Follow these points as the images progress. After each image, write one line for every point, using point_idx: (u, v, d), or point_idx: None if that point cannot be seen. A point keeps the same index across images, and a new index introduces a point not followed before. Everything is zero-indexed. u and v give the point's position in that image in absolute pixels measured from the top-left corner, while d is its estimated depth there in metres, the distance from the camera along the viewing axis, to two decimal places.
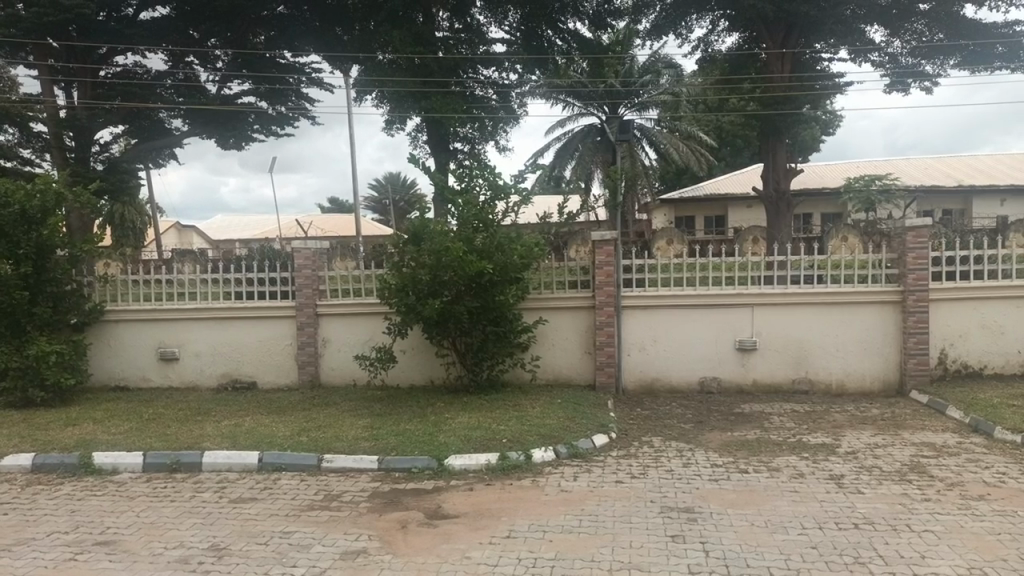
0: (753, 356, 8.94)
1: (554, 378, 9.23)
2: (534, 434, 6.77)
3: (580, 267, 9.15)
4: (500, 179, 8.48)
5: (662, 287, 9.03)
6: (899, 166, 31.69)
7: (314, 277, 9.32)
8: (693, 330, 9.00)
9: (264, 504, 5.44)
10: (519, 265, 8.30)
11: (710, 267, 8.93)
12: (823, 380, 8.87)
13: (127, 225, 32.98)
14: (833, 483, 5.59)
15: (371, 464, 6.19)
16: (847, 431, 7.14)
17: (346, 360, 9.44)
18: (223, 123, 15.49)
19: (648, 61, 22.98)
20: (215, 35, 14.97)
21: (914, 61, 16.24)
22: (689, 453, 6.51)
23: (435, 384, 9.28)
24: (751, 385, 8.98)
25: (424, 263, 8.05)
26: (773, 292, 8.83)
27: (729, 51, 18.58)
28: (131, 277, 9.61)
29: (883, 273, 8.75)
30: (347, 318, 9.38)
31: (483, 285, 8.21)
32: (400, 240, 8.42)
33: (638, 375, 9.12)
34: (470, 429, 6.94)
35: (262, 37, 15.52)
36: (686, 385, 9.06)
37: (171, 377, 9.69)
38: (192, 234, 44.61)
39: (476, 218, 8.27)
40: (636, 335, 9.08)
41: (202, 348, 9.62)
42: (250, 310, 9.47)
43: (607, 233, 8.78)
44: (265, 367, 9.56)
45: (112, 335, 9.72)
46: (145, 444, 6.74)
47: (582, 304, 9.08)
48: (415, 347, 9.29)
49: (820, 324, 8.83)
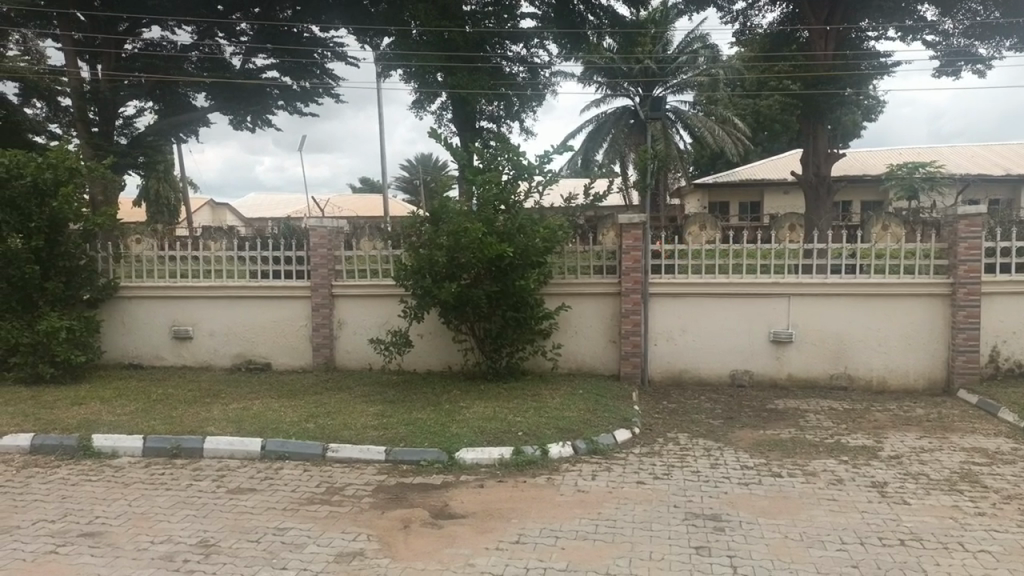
0: (789, 349, 8.44)
1: (576, 367, 8.83)
2: (552, 427, 6.38)
3: (606, 251, 8.70)
4: (523, 158, 8.05)
5: (692, 274, 8.57)
6: (945, 154, 30.54)
7: (330, 256, 9.01)
8: (724, 319, 8.52)
9: (262, 497, 5.13)
10: (541, 248, 7.86)
11: (744, 255, 8.42)
12: (863, 376, 8.35)
13: (160, 201, 33.24)
14: (875, 491, 5.12)
15: (378, 455, 5.86)
16: (890, 433, 6.64)
17: (361, 343, 9.13)
18: (247, 98, 15.28)
19: (681, 43, 22.54)
20: (241, 9, 14.60)
21: (967, 41, 15.38)
22: (718, 452, 6.08)
23: (453, 369, 8.94)
24: (785, 379, 8.49)
25: (441, 244, 7.66)
26: (812, 281, 8.31)
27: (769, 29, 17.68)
28: (147, 254, 9.40)
29: (932, 264, 8.16)
30: (363, 300, 9.06)
31: (503, 269, 7.81)
32: (419, 221, 8.04)
33: (664, 366, 8.68)
34: (484, 420, 6.57)
35: (288, 12, 14.82)
36: (715, 377, 8.60)
37: (184, 355, 9.47)
38: (226, 212, 44.85)
39: (498, 198, 7.85)
40: (663, 324, 8.63)
41: (216, 327, 9.38)
42: (265, 290, 9.19)
43: (635, 216, 8.34)
44: (280, 348, 9.29)
45: (126, 312, 9.53)
46: (147, 427, 6.48)
47: (608, 291, 8.65)
48: (433, 331, 8.95)
49: (862, 316, 8.29)
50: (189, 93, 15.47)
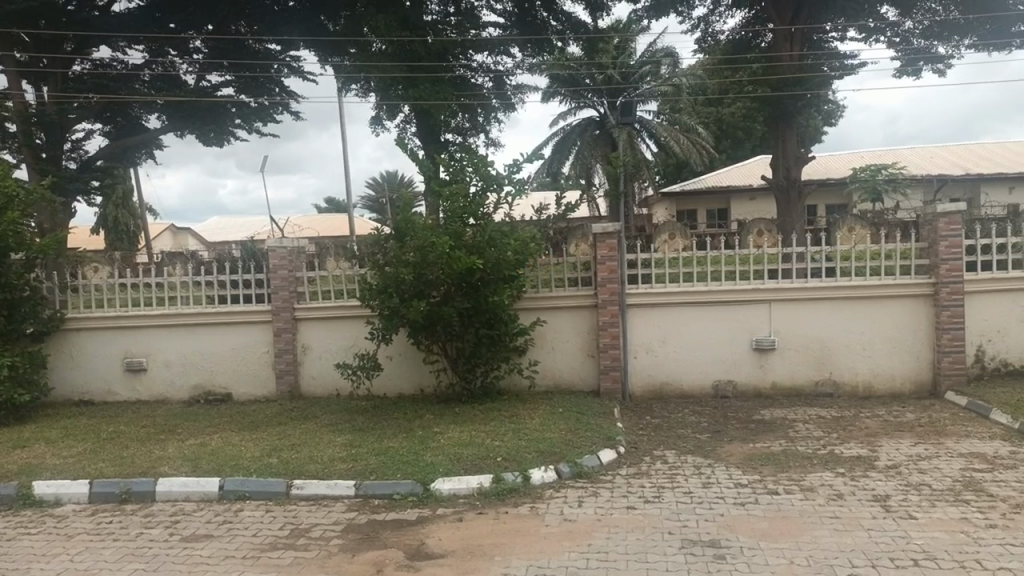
0: (772, 356, 8.19)
1: (554, 384, 8.48)
2: (533, 451, 6.01)
3: (580, 262, 8.39)
4: (491, 168, 7.73)
5: (669, 283, 8.30)
6: (905, 156, 30.88)
7: (292, 278, 8.57)
8: (704, 329, 8.24)
9: (219, 544, 4.68)
10: (513, 261, 7.51)
11: (721, 261, 8.19)
12: (849, 382, 8.12)
13: (119, 228, 32.31)
14: (879, 506, 4.83)
15: (347, 490, 5.43)
16: (883, 441, 6.37)
17: (327, 368, 8.69)
18: (205, 117, 14.69)
19: (645, 52, 22.35)
20: (194, 26, 14.13)
21: (927, 42, 15.42)
22: (709, 470, 5.76)
23: (425, 392, 8.53)
24: (769, 388, 8.22)
25: (408, 261, 7.29)
26: (792, 286, 8.08)
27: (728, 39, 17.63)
28: (95, 283, 8.85)
29: (913, 263, 7.99)
30: (328, 323, 8.63)
31: (474, 284, 7.45)
32: (383, 237, 7.65)
33: (645, 379, 8.36)
34: (460, 446, 6.17)
35: (243, 29, 14.51)
36: (698, 389, 8.31)
37: (138, 389, 8.93)
38: (188, 237, 43.85)
39: (466, 210, 7.51)
40: (642, 337, 8.33)
41: (172, 357, 8.86)
42: (224, 316, 8.71)
43: (609, 225, 8.05)
44: (242, 377, 8.80)
45: (74, 345, 8.97)
46: (93, 470, 5.98)
47: (584, 304, 8.34)
48: (403, 353, 8.53)
49: (844, 320, 8.08)
50: (142, 113, 14.87)
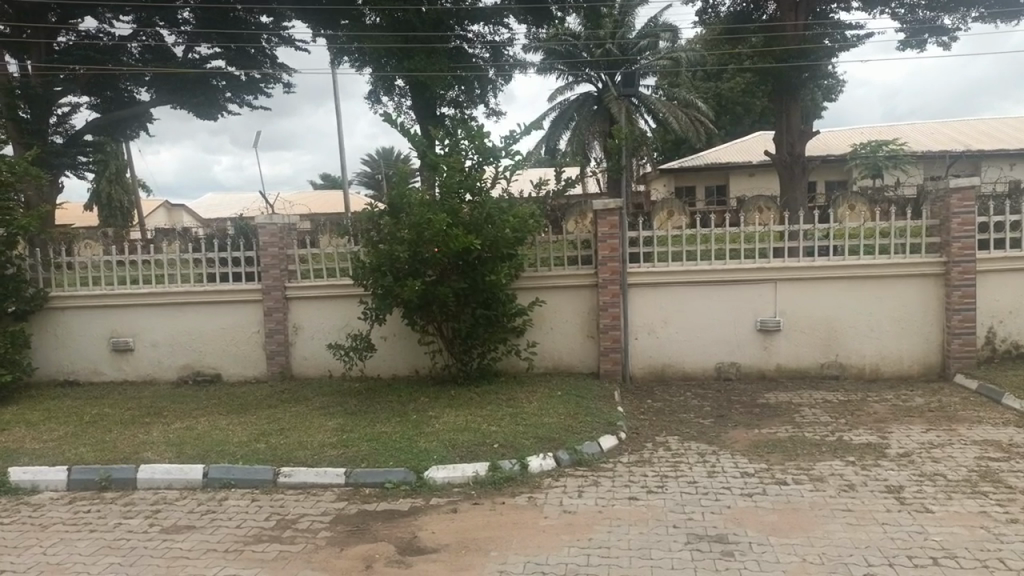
0: (777, 338, 7.95)
1: (553, 366, 8.25)
2: (531, 437, 5.79)
3: (580, 240, 8.13)
4: (487, 142, 7.42)
5: (671, 262, 8.04)
6: (905, 132, 30.53)
7: (282, 256, 8.30)
8: (708, 309, 8.00)
9: (201, 537, 4.45)
10: (511, 239, 7.24)
11: (725, 239, 7.92)
12: (856, 364, 7.89)
13: (113, 204, 31.86)
14: (893, 498, 4.62)
15: (337, 478, 5.20)
16: (893, 427, 6.16)
17: (319, 349, 8.44)
18: (193, 88, 14.32)
19: (647, 26, 21.86)
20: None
21: (932, 14, 14.94)
22: (714, 458, 5.54)
23: (420, 374, 8.29)
24: (774, 371, 8.00)
25: (402, 239, 7.00)
26: (799, 265, 7.82)
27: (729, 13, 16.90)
28: (78, 261, 8.54)
29: (923, 242, 7.74)
30: (320, 303, 8.37)
31: (471, 263, 7.18)
32: (376, 214, 7.36)
33: (647, 361, 8.13)
34: (456, 432, 5.95)
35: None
36: (700, 371, 8.08)
37: (125, 369, 8.68)
38: (181, 213, 43.38)
39: (462, 185, 7.21)
40: (644, 317, 8.08)
41: (159, 337, 8.61)
42: (212, 295, 8.45)
43: (610, 201, 7.77)
44: (231, 357, 8.55)
45: (58, 324, 8.70)
46: (74, 455, 5.74)
47: (584, 283, 8.08)
48: (397, 333, 8.28)
49: (852, 301, 7.83)
50: (131, 87, 14.50)
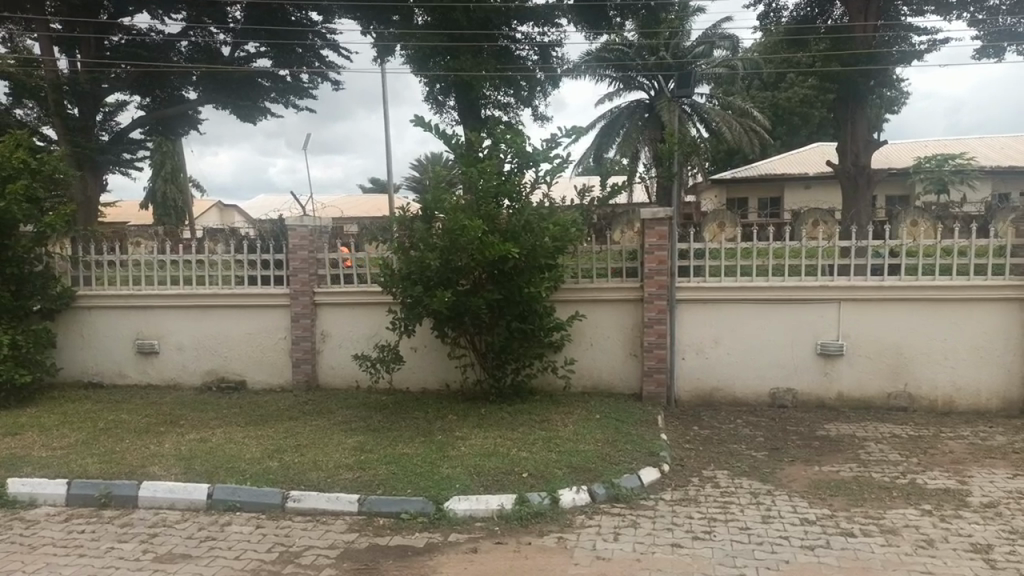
0: (838, 363, 7.29)
1: (592, 385, 7.71)
2: (563, 466, 5.28)
3: (625, 251, 7.58)
4: (527, 144, 6.94)
5: (724, 277, 7.44)
6: (972, 146, 29.06)
7: (311, 260, 7.96)
8: (763, 330, 7.38)
9: (195, 568, 4.05)
10: (551, 248, 6.73)
11: (784, 254, 7.29)
12: (927, 396, 7.19)
13: (167, 203, 32.39)
14: (981, 560, 3.98)
15: (349, 506, 4.77)
16: (975, 470, 5.47)
17: (347, 359, 8.06)
18: (237, 89, 14.13)
19: (703, 34, 21.40)
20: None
21: (1014, 19, 13.22)
22: (768, 499, 4.95)
23: (451, 389, 7.84)
24: (834, 399, 7.33)
25: (434, 246, 6.56)
26: (866, 285, 7.14)
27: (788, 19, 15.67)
28: (106, 259, 8.37)
29: (1008, 262, 7.00)
30: (348, 310, 7.98)
31: (507, 273, 6.69)
32: (408, 218, 6.92)
33: (694, 383, 7.55)
34: (483, 457, 5.46)
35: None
36: (752, 397, 7.46)
37: (150, 373, 8.43)
38: (233, 214, 43.87)
39: (500, 190, 6.73)
40: (692, 335, 7.50)
41: (185, 341, 8.33)
42: (240, 298, 8.14)
43: (660, 210, 7.21)
44: (256, 364, 8.23)
45: (85, 323, 8.50)
46: (78, 466, 5.42)
47: (629, 297, 7.53)
48: (427, 345, 7.85)
49: (925, 325, 7.13)
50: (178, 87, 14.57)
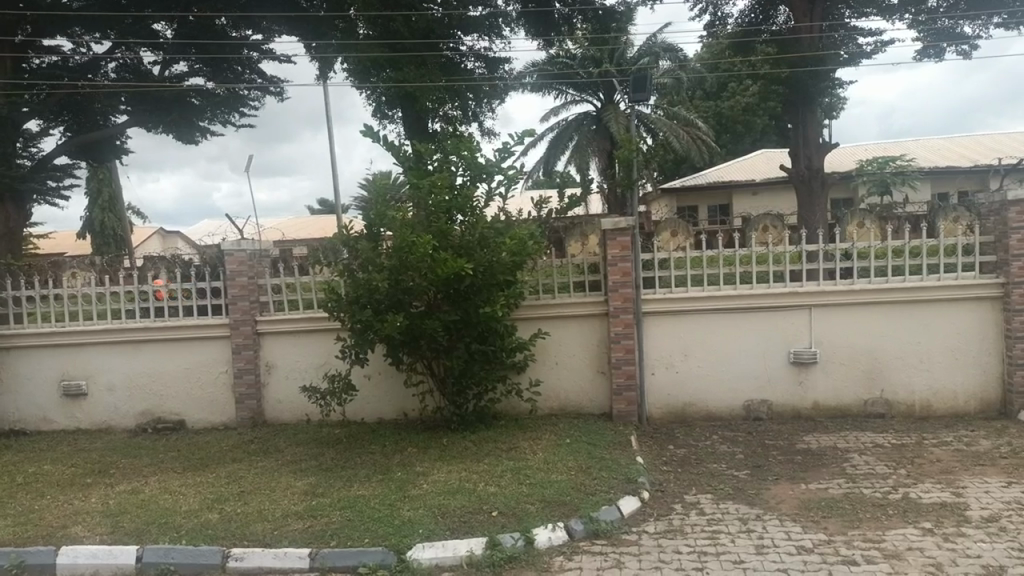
0: (812, 371, 7.02)
1: (558, 407, 7.30)
2: (536, 501, 4.84)
3: (587, 265, 7.22)
4: (480, 155, 6.52)
5: (692, 286, 7.13)
6: (911, 148, 29.71)
7: (253, 286, 7.39)
8: (733, 339, 7.07)
9: None
10: (509, 264, 6.31)
11: (753, 260, 7.01)
12: (903, 401, 6.96)
13: (106, 232, 31.05)
14: None
15: (300, 562, 4.25)
16: (966, 479, 5.21)
17: (295, 391, 7.49)
18: (169, 108, 13.36)
19: (645, 45, 21.13)
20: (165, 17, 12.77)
21: (952, 22, 13.22)
22: (758, 525, 4.59)
23: (408, 417, 7.34)
24: (810, 409, 7.06)
25: (382, 266, 6.10)
26: (837, 289, 6.89)
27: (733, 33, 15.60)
28: (25, 294, 7.66)
29: (978, 260, 6.85)
30: (294, 338, 7.44)
31: (464, 291, 6.26)
32: (354, 238, 6.41)
33: (664, 399, 7.19)
34: (447, 495, 4.98)
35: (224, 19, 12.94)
36: (726, 410, 7.14)
37: (79, 417, 7.73)
38: (176, 240, 42.31)
39: (451, 203, 6.30)
40: (660, 349, 7.16)
41: (115, 380, 7.66)
42: (175, 331, 7.52)
43: (621, 219, 6.86)
44: (196, 402, 7.61)
45: (3, 366, 7.75)
46: None
47: (593, 311, 7.16)
48: (381, 371, 7.35)
49: (899, 327, 6.91)
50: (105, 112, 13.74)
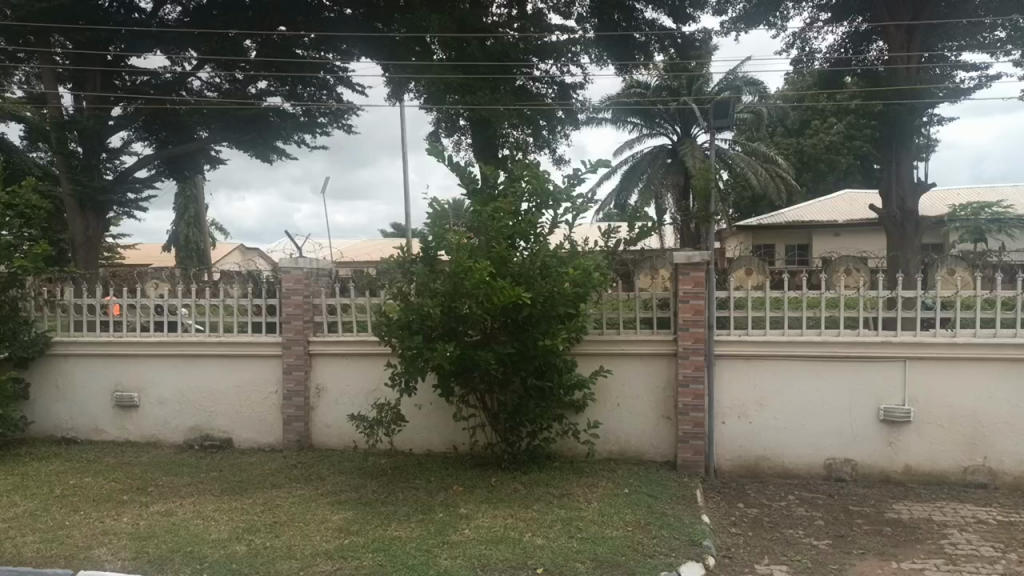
0: (905, 431, 6.32)
1: (619, 451, 6.80)
2: (588, 559, 4.36)
3: (656, 299, 6.73)
4: (547, 180, 6.16)
5: (770, 329, 6.56)
6: (1007, 193, 28.04)
7: (307, 305, 7.19)
8: (816, 390, 6.45)
9: None
10: (572, 295, 5.89)
11: (841, 304, 6.39)
12: (1009, 471, 6.20)
13: (189, 246, 32.03)
14: None
15: None
16: None
17: (344, 416, 7.22)
18: (249, 127, 13.54)
19: (726, 79, 20.67)
20: (251, 35, 12.95)
21: None
22: None
23: (459, 451, 6.95)
24: (901, 473, 6.35)
25: (436, 292, 5.78)
26: (936, 341, 6.19)
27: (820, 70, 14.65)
28: (86, 302, 7.66)
29: None
30: (345, 361, 7.18)
31: (522, 322, 5.88)
32: (410, 260, 6.12)
33: (735, 451, 6.61)
34: (491, 545, 4.55)
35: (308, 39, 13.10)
36: (804, 468, 6.50)
37: (129, 429, 7.64)
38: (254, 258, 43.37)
39: (514, 229, 5.96)
40: (733, 397, 6.59)
41: (166, 394, 7.55)
42: (228, 348, 7.37)
43: (695, 252, 6.36)
44: (245, 421, 7.41)
45: (61, 373, 7.76)
46: (12, 548, 4.58)
47: (661, 351, 6.65)
48: (433, 401, 7.01)
49: (1007, 388, 6.16)
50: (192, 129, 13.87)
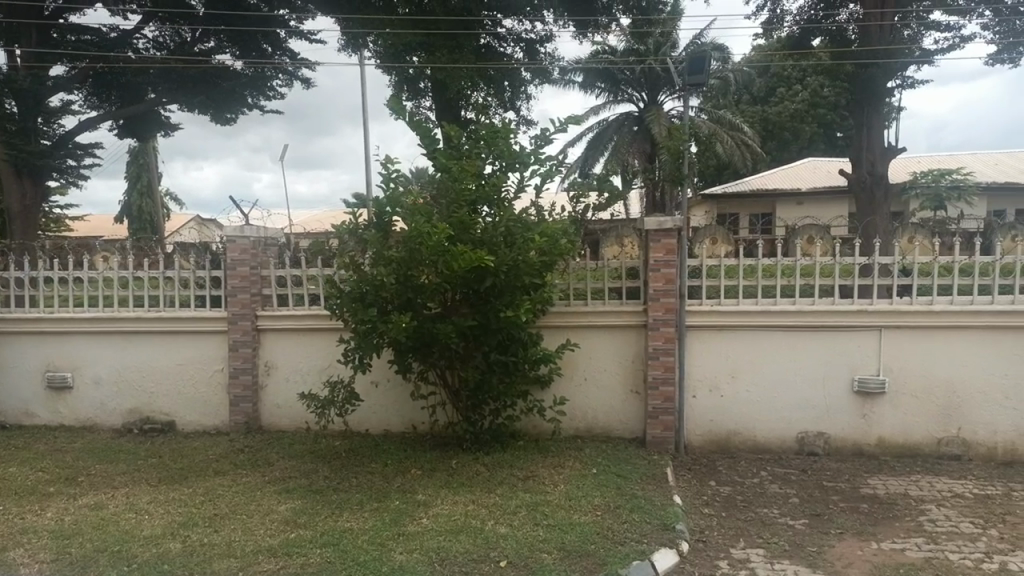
0: (879, 402, 6.12)
1: (585, 428, 6.51)
2: (554, 549, 4.05)
3: (624, 268, 6.40)
4: (511, 141, 5.73)
5: (743, 299, 6.27)
6: (965, 162, 28.28)
7: (254, 277, 6.72)
8: (789, 362, 6.21)
9: None
10: (538, 264, 5.52)
11: (816, 272, 6.13)
12: (984, 443, 6.04)
13: (143, 216, 30.92)
14: None
15: None
16: None
17: (295, 395, 6.80)
18: (196, 87, 12.76)
19: (691, 43, 20.27)
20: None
21: None
22: None
23: (418, 431, 6.60)
24: (875, 446, 6.17)
25: (389, 260, 5.37)
26: (914, 310, 5.96)
27: (789, 31, 14.42)
28: (13, 277, 7.08)
29: None
30: (295, 337, 6.75)
31: (483, 293, 5.50)
32: (362, 227, 5.68)
33: (706, 426, 6.36)
34: (450, 535, 4.21)
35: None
36: (776, 442, 6.29)
37: (63, 412, 7.14)
38: None
39: (476, 193, 5.54)
40: (704, 370, 6.32)
41: (103, 374, 7.05)
42: (168, 324, 6.87)
43: (667, 218, 6.02)
44: (189, 402, 6.95)
45: None
46: None
47: (630, 322, 6.34)
48: (390, 378, 6.63)
49: (984, 358, 5.98)
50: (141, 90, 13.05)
